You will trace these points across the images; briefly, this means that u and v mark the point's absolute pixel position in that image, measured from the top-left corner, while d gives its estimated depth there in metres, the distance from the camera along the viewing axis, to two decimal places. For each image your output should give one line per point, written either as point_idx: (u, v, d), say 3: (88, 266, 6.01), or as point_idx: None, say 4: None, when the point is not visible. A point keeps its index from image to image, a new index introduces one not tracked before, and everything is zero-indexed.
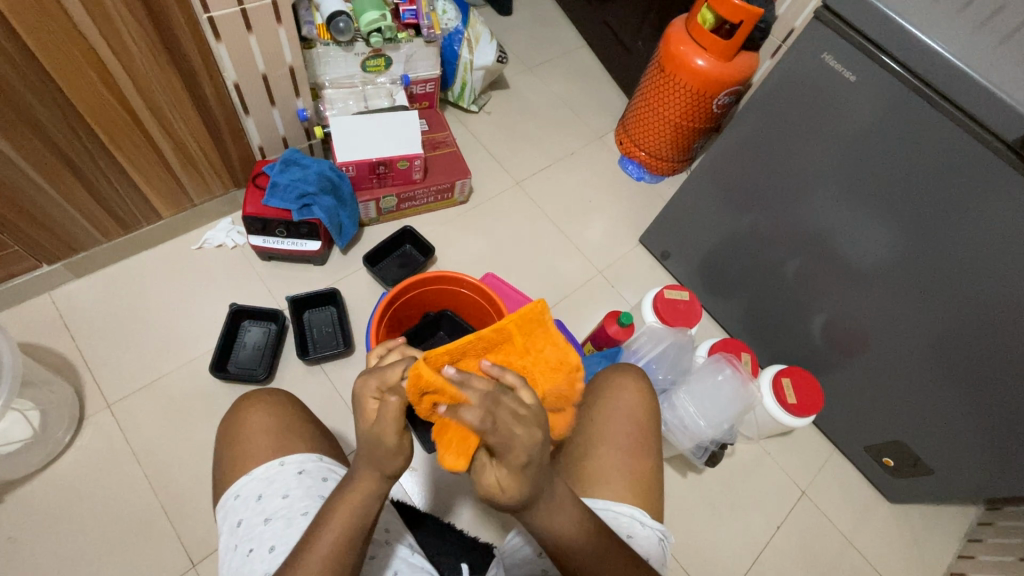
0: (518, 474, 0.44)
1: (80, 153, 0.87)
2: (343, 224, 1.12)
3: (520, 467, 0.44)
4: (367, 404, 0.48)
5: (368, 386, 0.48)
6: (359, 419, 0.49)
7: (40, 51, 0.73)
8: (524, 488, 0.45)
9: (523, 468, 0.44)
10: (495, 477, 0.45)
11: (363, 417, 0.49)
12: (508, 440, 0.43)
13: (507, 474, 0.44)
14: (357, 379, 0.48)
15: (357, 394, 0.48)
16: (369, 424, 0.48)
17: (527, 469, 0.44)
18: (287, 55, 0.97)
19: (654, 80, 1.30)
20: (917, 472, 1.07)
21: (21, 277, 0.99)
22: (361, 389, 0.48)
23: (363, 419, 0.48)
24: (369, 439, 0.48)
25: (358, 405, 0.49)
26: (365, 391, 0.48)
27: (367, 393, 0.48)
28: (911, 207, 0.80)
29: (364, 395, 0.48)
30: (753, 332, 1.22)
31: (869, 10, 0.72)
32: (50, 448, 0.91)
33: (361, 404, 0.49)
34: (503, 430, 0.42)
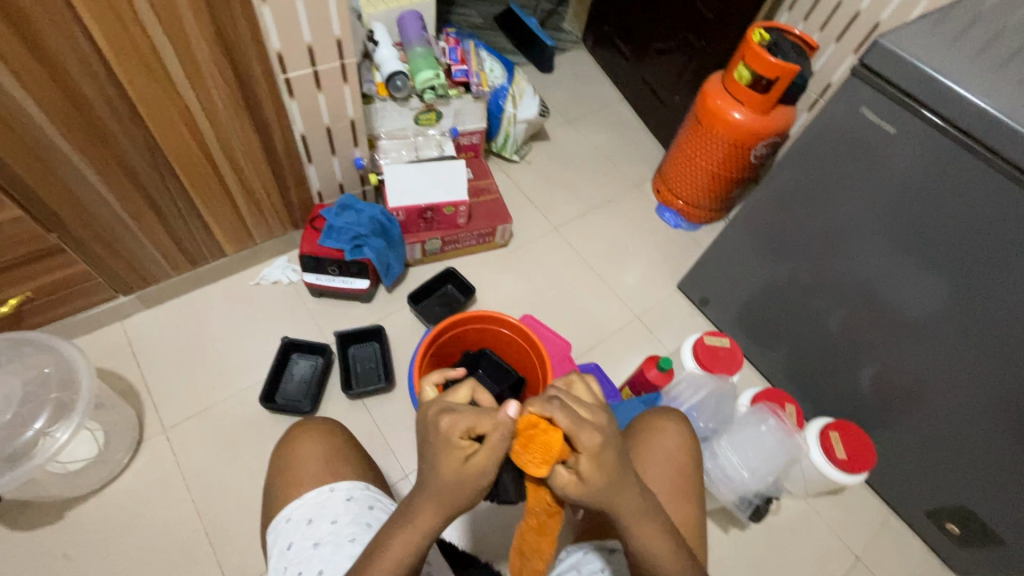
0: (603, 464, 0.50)
1: (164, 195, 0.96)
2: (390, 265, 1.17)
3: (599, 452, 0.50)
4: (455, 445, 0.49)
5: (453, 425, 0.49)
6: (438, 458, 0.50)
7: (143, 109, 0.83)
8: (606, 479, 0.50)
9: (604, 456, 0.50)
10: (580, 476, 0.50)
11: (447, 459, 0.49)
12: (588, 427, 0.50)
13: (593, 464, 0.49)
14: (445, 419, 0.49)
15: (445, 433, 0.49)
16: (456, 467, 0.49)
17: (604, 454, 0.50)
18: (349, 109, 1.06)
19: (691, 132, 1.34)
20: (985, 543, 0.99)
21: (99, 306, 1.07)
22: (450, 429, 0.49)
23: (445, 462, 0.49)
24: (453, 480, 0.49)
25: (441, 445, 0.49)
26: (454, 431, 0.49)
27: (454, 434, 0.49)
28: (962, 258, 0.79)
29: (450, 435, 0.49)
30: (797, 383, 1.19)
31: (907, 68, 0.75)
32: (110, 468, 0.96)
33: (444, 444, 0.49)
34: (581, 426, 0.50)
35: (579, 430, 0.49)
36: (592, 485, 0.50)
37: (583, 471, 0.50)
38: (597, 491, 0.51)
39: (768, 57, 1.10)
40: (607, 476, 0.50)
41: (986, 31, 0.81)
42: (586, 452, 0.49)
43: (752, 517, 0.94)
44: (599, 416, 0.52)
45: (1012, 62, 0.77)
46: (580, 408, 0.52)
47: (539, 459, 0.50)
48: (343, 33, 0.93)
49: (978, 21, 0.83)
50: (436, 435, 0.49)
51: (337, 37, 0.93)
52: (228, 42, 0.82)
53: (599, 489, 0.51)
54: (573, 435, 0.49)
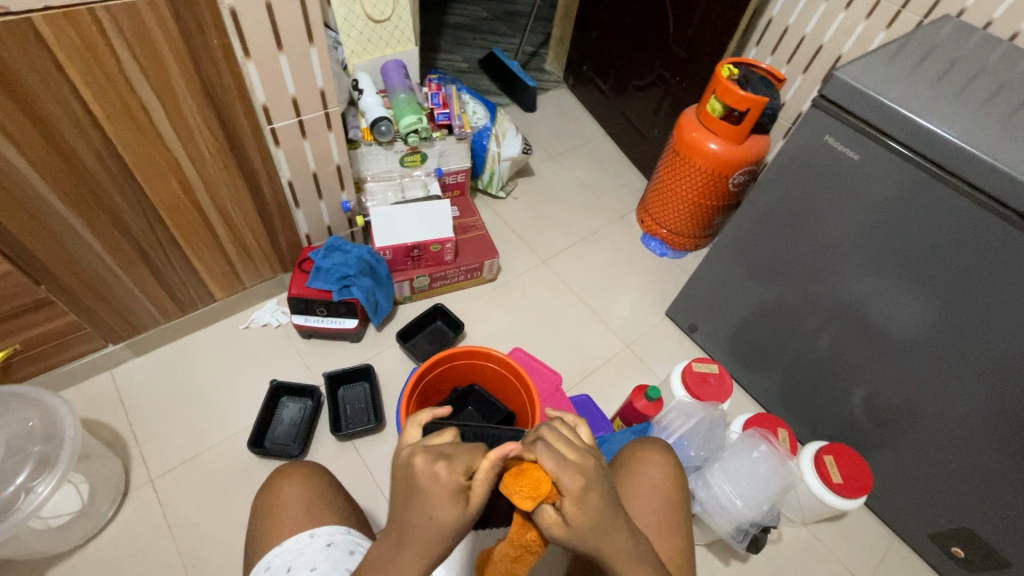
0: (586, 507, 0.47)
1: (153, 244, 0.98)
2: (378, 303, 1.19)
3: (585, 494, 0.47)
4: (454, 490, 0.45)
5: (451, 471, 0.46)
6: (432, 509, 0.46)
7: (133, 163, 0.85)
8: (595, 521, 0.47)
9: (592, 497, 0.47)
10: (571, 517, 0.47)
11: (444, 506, 0.45)
12: (574, 468, 0.47)
13: (580, 504, 0.46)
14: (440, 468, 0.46)
15: (442, 480, 0.45)
16: (454, 514, 0.46)
17: (592, 496, 0.47)
18: (335, 155, 1.10)
19: (670, 163, 1.38)
20: (993, 565, 0.97)
21: (88, 355, 1.08)
22: (448, 476, 0.45)
23: (441, 510, 0.45)
24: (450, 527, 0.46)
25: (437, 491, 0.45)
26: (454, 478, 0.45)
27: (455, 479, 0.46)
28: (939, 276, 0.80)
29: (445, 481, 0.45)
30: (789, 406, 1.18)
31: (865, 99, 0.78)
32: (95, 522, 0.94)
33: (439, 491, 0.45)
34: (566, 465, 0.47)
35: (561, 469, 0.47)
36: (579, 529, 0.47)
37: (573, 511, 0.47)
38: (584, 534, 0.47)
39: (737, 90, 1.15)
40: (596, 520, 0.47)
41: (940, 61, 0.86)
42: (572, 494, 0.47)
43: (750, 547, 0.93)
44: (585, 457, 0.49)
45: (966, 88, 0.81)
46: (567, 448, 0.49)
47: (526, 495, 0.46)
48: (326, 84, 0.98)
49: (932, 52, 0.87)
50: (432, 483, 0.45)
51: (320, 88, 0.98)
52: (216, 98, 0.86)
53: (589, 533, 0.47)
54: (559, 474, 0.47)
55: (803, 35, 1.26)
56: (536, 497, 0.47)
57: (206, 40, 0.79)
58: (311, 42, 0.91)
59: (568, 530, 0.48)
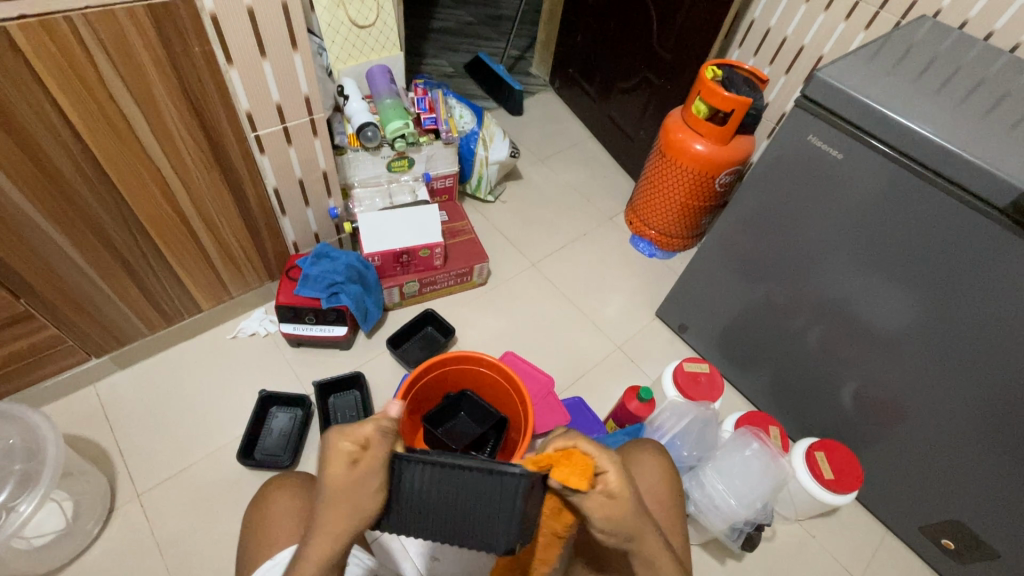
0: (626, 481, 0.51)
1: (136, 255, 0.96)
2: (368, 309, 1.18)
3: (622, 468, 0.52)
4: (344, 452, 0.49)
5: (341, 435, 0.50)
6: (328, 473, 0.49)
7: (114, 173, 0.84)
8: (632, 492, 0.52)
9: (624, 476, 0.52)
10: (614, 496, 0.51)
11: (336, 467, 0.49)
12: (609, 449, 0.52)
13: (622, 475, 0.51)
14: (330, 433, 0.50)
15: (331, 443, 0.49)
16: (346, 474, 0.48)
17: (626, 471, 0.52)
18: (321, 162, 1.09)
19: (657, 165, 1.39)
20: (983, 556, 0.98)
21: (71, 369, 1.05)
22: (340, 439, 0.49)
23: (333, 471, 0.49)
24: (344, 489, 0.49)
25: (330, 453, 0.49)
26: (342, 439, 0.49)
27: (342, 442, 0.49)
28: (924, 272, 0.81)
29: (335, 443, 0.49)
30: (780, 404, 1.19)
31: (848, 99, 0.79)
32: (80, 540, 0.92)
33: (328, 453, 0.49)
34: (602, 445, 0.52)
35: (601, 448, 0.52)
36: (625, 503, 0.51)
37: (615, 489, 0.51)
38: (627, 509, 0.51)
39: (722, 92, 1.16)
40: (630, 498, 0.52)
41: (919, 60, 0.87)
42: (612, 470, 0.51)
43: (745, 546, 0.94)
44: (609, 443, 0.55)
45: (945, 87, 0.82)
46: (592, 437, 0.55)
47: (576, 476, 0.49)
48: (311, 91, 0.97)
49: (911, 51, 0.89)
50: (324, 448, 0.50)
51: (305, 95, 0.97)
52: (198, 106, 0.85)
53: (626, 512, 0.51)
54: (599, 452, 0.51)
55: (785, 36, 1.28)
56: (585, 479, 0.49)
57: (187, 48, 0.78)
58: (295, 48, 0.90)
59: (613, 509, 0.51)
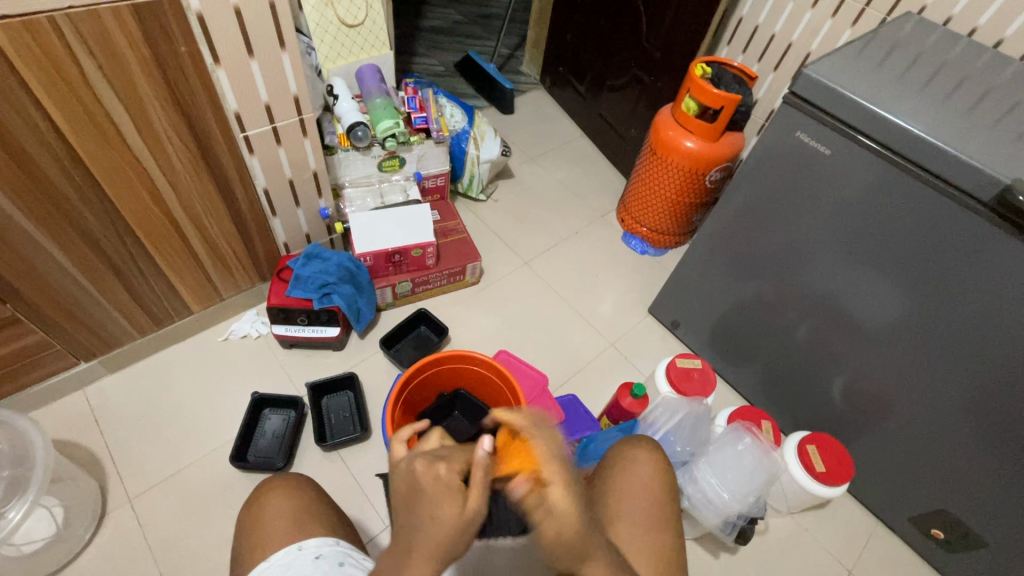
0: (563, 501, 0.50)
1: (125, 257, 0.95)
2: (361, 309, 1.17)
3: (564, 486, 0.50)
4: (455, 488, 0.46)
5: (449, 471, 0.47)
6: (436, 510, 0.46)
7: (101, 175, 0.83)
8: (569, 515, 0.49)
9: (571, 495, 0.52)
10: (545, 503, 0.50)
11: (444, 506, 0.45)
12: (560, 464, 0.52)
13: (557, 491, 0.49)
14: (437, 468, 0.47)
15: (442, 479, 0.47)
16: (457, 511, 0.46)
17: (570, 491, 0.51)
18: (312, 162, 1.09)
19: (648, 163, 1.39)
20: (971, 545, 1.00)
21: (59, 374, 1.04)
22: (447, 472, 0.47)
23: (444, 509, 0.45)
24: (456, 531, 0.45)
25: (438, 491, 0.46)
26: (452, 476, 0.47)
27: (453, 479, 0.47)
28: (911, 265, 0.82)
29: (446, 480, 0.47)
30: (771, 398, 1.20)
31: (835, 96, 0.80)
32: (71, 546, 0.91)
33: (438, 492, 0.46)
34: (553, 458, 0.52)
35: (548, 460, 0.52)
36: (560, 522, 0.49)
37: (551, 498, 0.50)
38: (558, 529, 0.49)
39: (711, 89, 1.17)
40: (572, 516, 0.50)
41: (905, 56, 0.88)
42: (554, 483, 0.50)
43: (738, 539, 0.95)
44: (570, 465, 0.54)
45: (929, 83, 0.84)
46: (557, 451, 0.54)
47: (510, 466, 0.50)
48: (300, 90, 0.97)
49: (896, 48, 0.90)
50: (429, 484, 0.47)
51: (294, 95, 0.97)
52: (186, 106, 0.84)
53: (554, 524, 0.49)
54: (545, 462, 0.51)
55: (773, 34, 1.29)
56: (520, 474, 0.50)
57: (173, 48, 0.77)
58: (283, 48, 0.89)
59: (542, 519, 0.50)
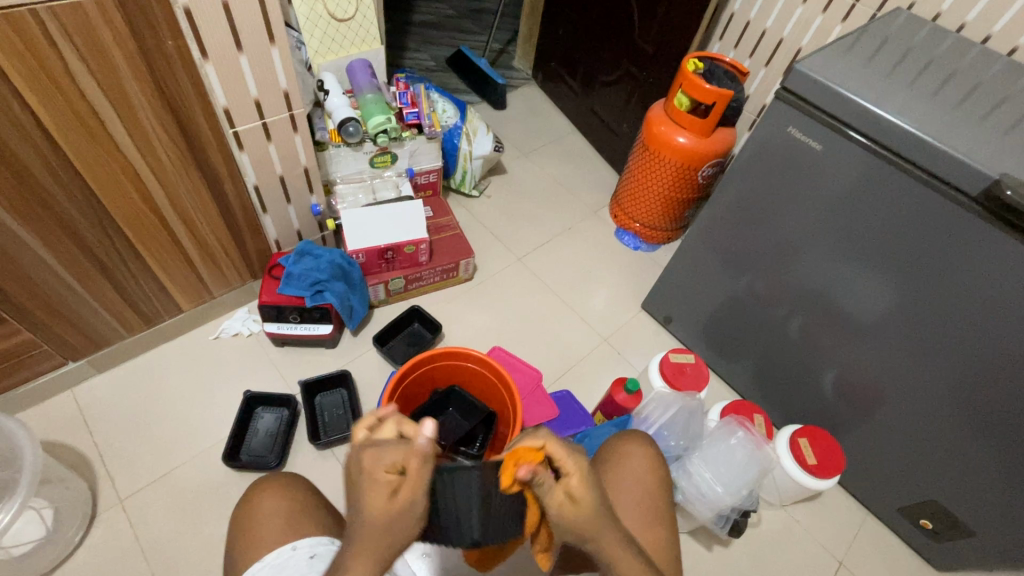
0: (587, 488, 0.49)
1: (112, 255, 0.94)
2: (354, 307, 1.16)
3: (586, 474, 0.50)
4: (380, 480, 0.47)
5: (376, 462, 0.47)
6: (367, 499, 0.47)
7: (87, 172, 0.82)
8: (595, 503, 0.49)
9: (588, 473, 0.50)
10: (558, 494, 0.48)
11: (373, 496, 0.47)
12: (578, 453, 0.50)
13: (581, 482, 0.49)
14: (364, 459, 0.48)
15: (368, 470, 0.47)
16: (386, 500, 0.47)
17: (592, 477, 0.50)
18: (302, 158, 1.08)
19: (641, 158, 1.39)
20: (959, 535, 1.02)
21: (47, 374, 1.03)
22: (379, 463, 0.47)
23: (375, 501, 0.47)
24: (384, 518, 0.47)
25: (367, 481, 0.47)
26: (375, 467, 0.47)
27: (379, 471, 0.47)
28: (900, 259, 0.83)
29: (373, 471, 0.47)
30: (763, 392, 1.21)
31: (826, 91, 0.80)
32: (61, 548, 0.90)
33: (367, 483, 0.47)
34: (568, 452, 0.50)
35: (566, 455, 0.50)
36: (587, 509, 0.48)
37: (567, 486, 0.48)
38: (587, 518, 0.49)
39: (703, 84, 1.17)
40: (591, 496, 0.49)
41: (895, 52, 0.89)
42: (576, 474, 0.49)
43: (731, 533, 0.95)
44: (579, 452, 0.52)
45: (919, 78, 0.84)
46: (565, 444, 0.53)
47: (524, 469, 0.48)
48: (290, 86, 0.95)
49: (886, 43, 0.90)
50: (359, 474, 0.48)
51: (284, 90, 0.95)
52: (173, 101, 0.82)
53: (570, 512, 0.48)
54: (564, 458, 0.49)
55: (764, 29, 1.29)
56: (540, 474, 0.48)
57: (159, 42, 0.76)
58: (272, 42, 0.88)
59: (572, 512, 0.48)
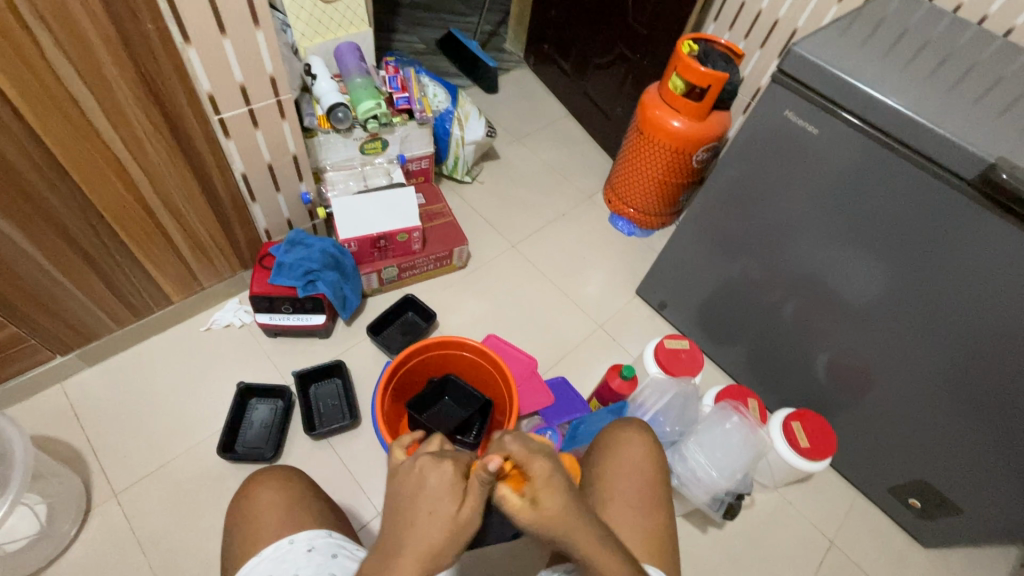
0: (545, 497, 0.45)
1: (98, 247, 0.92)
2: (346, 297, 1.16)
3: (551, 480, 0.46)
4: (457, 485, 0.45)
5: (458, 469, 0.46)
6: (435, 505, 0.45)
7: (68, 161, 0.79)
8: (557, 509, 0.46)
9: (551, 480, 0.46)
10: (514, 500, 0.46)
11: (445, 502, 0.45)
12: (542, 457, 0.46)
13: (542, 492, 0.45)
14: (446, 466, 0.46)
15: (450, 475, 0.46)
16: (453, 513, 0.45)
17: (557, 481, 0.46)
18: (291, 145, 1.05)
19: (635, 143, 1.38)
20: (946, 513, 1.04)
21: (35, 368, 1.01)
22: (451, 470, 0.46)
23: (445, 508, 0.45)
24: (447, 529, 0.45)
25: (442, 487, 0.45)
26: (458, 473, 0.46)
27: (458, 476, 0.46)
28: (894, 243, 0.83)
29: (452, 476, 0.46)
30: (757, 376, 1.22)
31: (823, 73, 0.79)
32: (57, 543, 0.89)
33: (441, 488, 0.45)
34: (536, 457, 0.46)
35: (530, 460, 0.46)
36: (544, 518, 0.45)
37: (527, 490, 0.46)
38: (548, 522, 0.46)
39: (698, 67, 1.15)
40: (555, 501, 0.45)
41: (891, 33, 0.88)
42: (539, 478, 0.46)
43: (725, 515, 0.97)
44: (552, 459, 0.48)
45: (914, 59, 0.83)
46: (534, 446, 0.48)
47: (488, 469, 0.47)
48: (276, 71, 0.93)
49: (883, 24, 0.89)
50: (431, 476, 0.46)
51: (270, 75, 0.93)
52: (155, 87, 0.80)
53: (528, 517, 0.46)
54: (528, 462, 0.46)
55: (760, 10, 1.27)
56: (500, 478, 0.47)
57: (139, 25, 0.73)
58: (256, 25, 0.85)
59: (532, 517, 0.46)
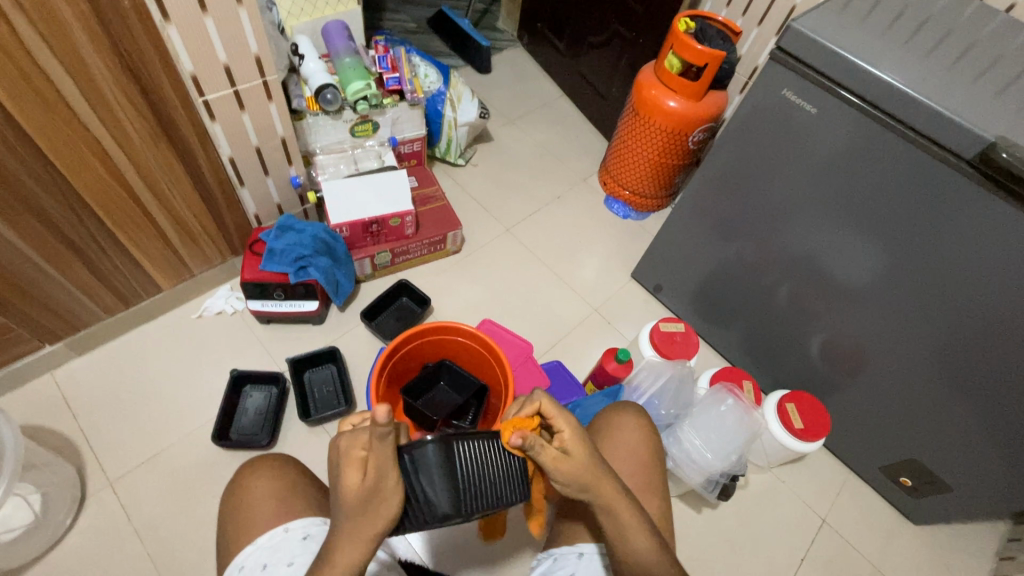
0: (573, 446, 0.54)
1: (82, 233, 0.90)
2: (339, 282, 1.14)
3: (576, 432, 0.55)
4: (353, 458, 0.49)
5: (351, 442, 0.49)
6: (343, 478, 0.49)
7: (47, 146, 0.77)
8: (584, 457, 0.54)
9: (579, 429, 0.55)
10: (549, 450, 0.53)
11: (348, 475, 0.49)
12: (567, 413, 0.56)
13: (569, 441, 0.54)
14: (339, 441, 0.50)
15: (344, 449, 0.49)
16: (358, 481, 0.49)
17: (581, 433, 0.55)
18: (279, 128, 1.03)
19: (630, 124, 1.35)
20: (937, 491, 1.05)
21: (24, 358, 1.00)
22: (348, 440, 0.49)
23: (348, 482, 0.49)
24: (359, 497, 0.49)
25: (343, 461, 0.49)
26: (349, 446, 0.49)
27: (353, 449, 0.49)
28: (892, 224, 0.82)
29: (346, 451, 0.49)
30: (753, 358, 1.22)
31: (823, 50, 0.77)
32: (52, 532, 0.89)
33: (341, 462, 0.49)
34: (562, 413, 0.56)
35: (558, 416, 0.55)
36: (572, 467, 0.53)
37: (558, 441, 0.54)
38: (577, 471, 0.53)
39: (695, 45, 1.12)
40: (582, 448, 0.54)
41: (892, 8, 0.86)
42: (566, 430, 0.55)
43: (720, 497, 0.97)
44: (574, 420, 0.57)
45: (914, 35, 0.82)
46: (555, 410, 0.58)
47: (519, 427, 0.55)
48: (261, 50, 0.90)
49: None
50: (335, 455, 0.50)
51: (255, 54, 0.90)
52: (135, 67, 0.77)
53: (562, 463, 0.53)
54: (555, 417, 0.55)
55: None
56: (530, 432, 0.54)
57: (116, 2, 0.70)
58: (239, 3, 0.82)
59: (563, 465, 0.53)
